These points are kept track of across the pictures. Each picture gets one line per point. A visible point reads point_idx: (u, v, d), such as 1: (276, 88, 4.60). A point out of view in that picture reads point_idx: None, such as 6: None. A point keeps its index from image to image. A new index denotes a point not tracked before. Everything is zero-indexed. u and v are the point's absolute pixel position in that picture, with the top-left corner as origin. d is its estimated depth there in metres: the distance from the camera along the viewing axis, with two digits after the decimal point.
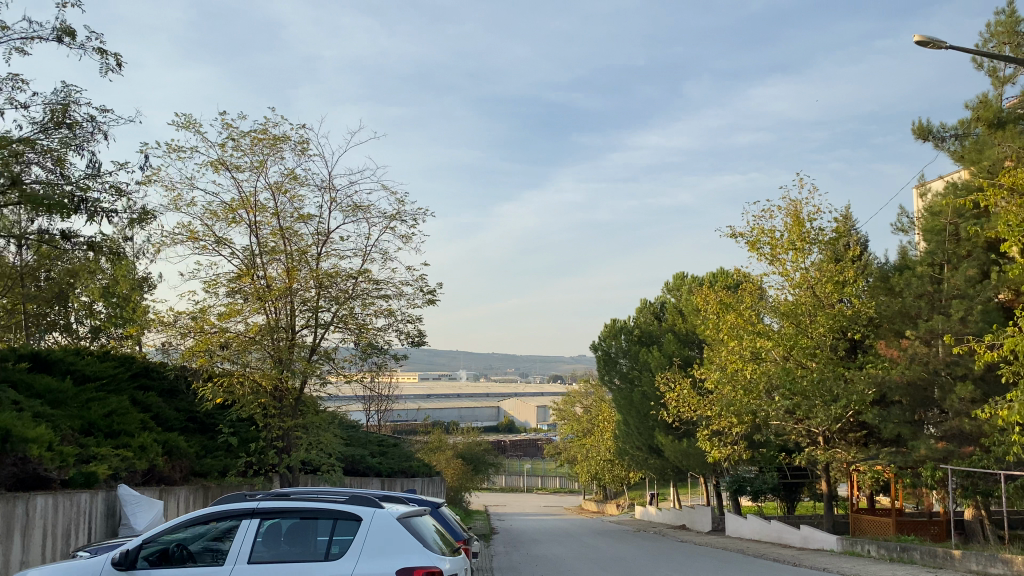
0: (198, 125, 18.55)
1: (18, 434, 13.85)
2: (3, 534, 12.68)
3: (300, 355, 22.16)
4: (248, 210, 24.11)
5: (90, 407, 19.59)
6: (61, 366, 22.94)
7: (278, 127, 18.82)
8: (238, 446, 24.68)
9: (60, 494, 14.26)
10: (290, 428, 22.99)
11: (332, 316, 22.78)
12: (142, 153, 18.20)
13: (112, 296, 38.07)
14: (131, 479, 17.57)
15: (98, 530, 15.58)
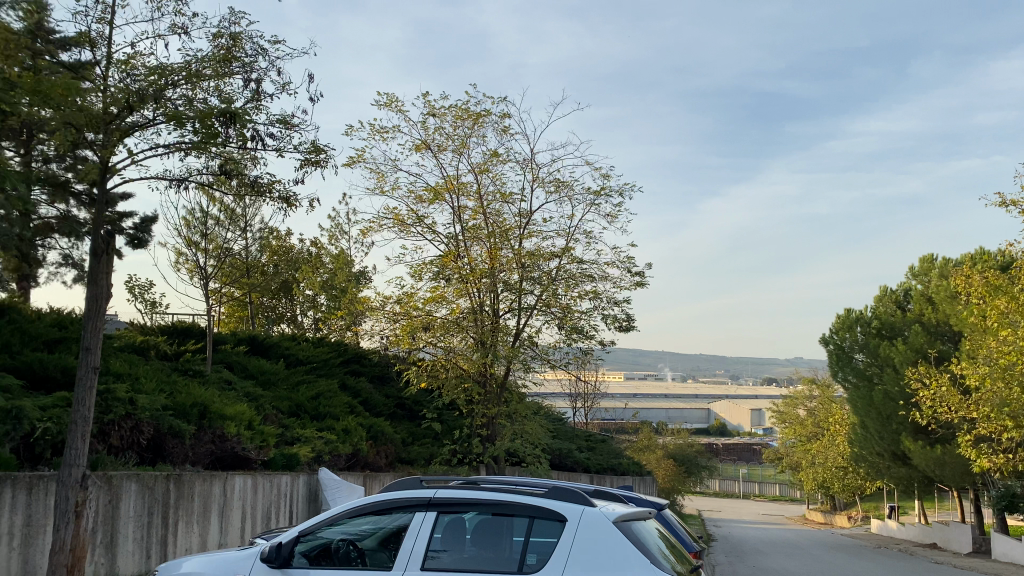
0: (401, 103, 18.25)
1: (216, 410, 13.00)
2: (199, 515, 11.79)
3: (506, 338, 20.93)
4: (452, 191, 23.09)
5: (298, 390, 19.23)
6: (276, 351, 23.10)
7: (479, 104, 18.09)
8: (444, 434, 23.80)
9: (261, 476, 13.43)
10: (495, 414, 21.77)
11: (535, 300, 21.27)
12: (348, 135, 18.29)
13: (330, 288, 39.32)
14: (335, 463, 16.83)
15: (300, 515, 14.87)
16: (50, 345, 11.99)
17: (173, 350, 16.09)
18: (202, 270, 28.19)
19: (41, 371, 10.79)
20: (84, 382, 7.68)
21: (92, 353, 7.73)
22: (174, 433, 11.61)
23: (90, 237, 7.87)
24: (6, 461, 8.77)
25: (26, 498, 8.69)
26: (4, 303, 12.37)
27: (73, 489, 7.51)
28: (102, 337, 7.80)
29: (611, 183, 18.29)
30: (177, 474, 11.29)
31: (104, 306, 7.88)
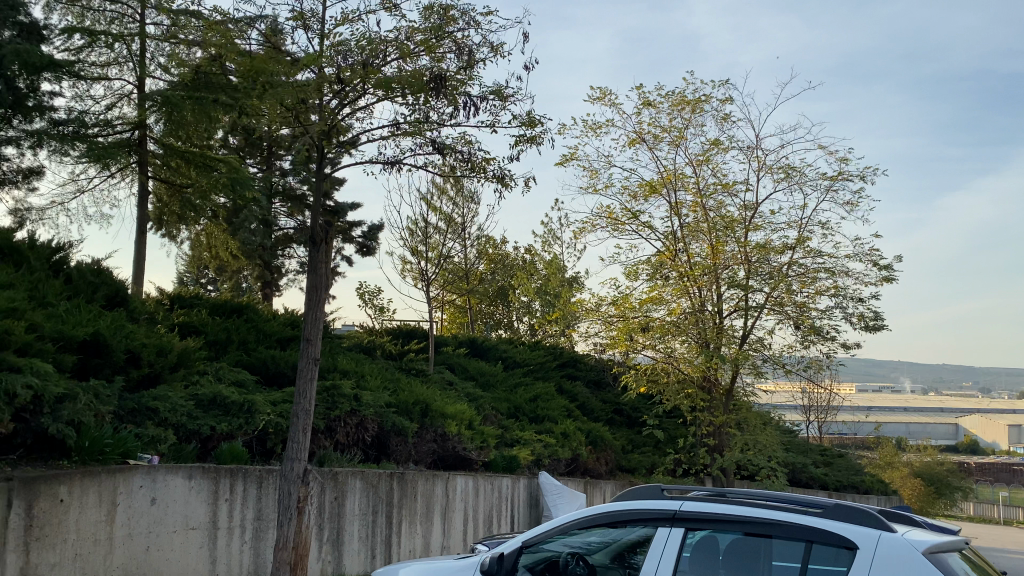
0: (615, 98, 17.70)
1: (437, 408, 12.73)
2: (423, 516, 11.56)
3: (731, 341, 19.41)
4: (669, 184, 21.88)
5: (516, 392, 18.85)
6: (494, 353, 23.03)
7: (698, 91, 17.29)
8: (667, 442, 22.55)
9: (482, 478, 13.04)
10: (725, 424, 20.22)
11: (765, 297, 19.55)
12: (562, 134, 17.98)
13: (547, 294, 39.29)
14: (555, 468, 16.20)
15: (521, 520, 14.39)
16: (282, 342, 12.29)
17: (396, 350, 16.24)
18: (423, 276, 28.93)
19: (273, 368, 10.98)
20: (305, 374, 7.49)
21: (311, 344, 7.52)
22: (397, 431, 11.51)
23: (309, 226, 7.66)
24: (238, 454, 8.83)
25: (257, 491, 8.70)
26: (242, 303, 12.89)
27: (296, 483, 7.30)
28: (321, 327, 7.58)
29: (850, 166, 16.91)
30: (401, 473, 11.10)
31: (323, 294, 7.67)
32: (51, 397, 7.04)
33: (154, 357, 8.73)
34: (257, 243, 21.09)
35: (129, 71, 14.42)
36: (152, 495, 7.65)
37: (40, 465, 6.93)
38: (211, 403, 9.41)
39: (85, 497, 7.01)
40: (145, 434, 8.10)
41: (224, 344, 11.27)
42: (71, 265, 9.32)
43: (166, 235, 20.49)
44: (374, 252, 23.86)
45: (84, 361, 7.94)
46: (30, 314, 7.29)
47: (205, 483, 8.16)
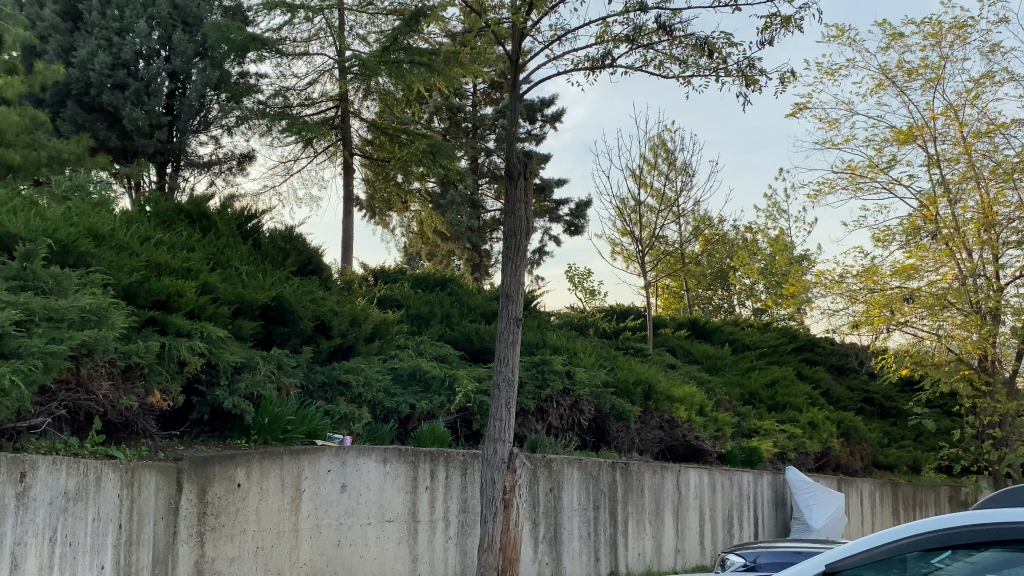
0: (850, 33, 13.77)
1: (663, 391, 10.97)
2: (651, 513, 9.93)
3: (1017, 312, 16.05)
4: (926, 133, 18.73)
5: (750, 376, 16.55)
6: (720, 336, 20.74)
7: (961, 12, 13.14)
8: (932, 436, 19.22)
9: (716, 471, 11.19)
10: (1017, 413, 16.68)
11: None
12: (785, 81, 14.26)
13: (771, 274, 36.06)
14: (802, 463, 13.95)
15: (765, 522, 12.34)
16: (487, 317, 11.13)
17: (612, 329, 14.68)
18: (636, 258, 27.11)
19: (479, 344, 9.78)
20: (506, 337, 6.11)
21: (512, 301, 6.10)
22: (618, 415, 9.94)
23: (504, 160, 6.17)
24: (440, 436, 7.68)
25: (461, 480, 7.50)
26: (445, 277, 11.89)
27: (502, 471, 5.92)
28: (523, 281, 6.15)
29: None
30: (624, 463, 9.57)
31: (524, 239, 6.19)
32: (227, 366, 6.19)
33: (346, 326, 7.79)
34: (465, 226, 20.36)
35: (329, 43, 13.98)
36: (343, 481, 6.61)
37: (216, 444, 6.06)
38: (409, 380, 8.36)
39: (266, 481, 6.04)
40: (336, 411, 7.12)
41: (425, 319, 10.26)
42: (263, 232, 8.61)
43: (377, 223, 20.33)
44: (583, 231, 22.49)
45: (268, 330, 7.09)
46: (206, 275, 6.49)
47: (403, 470, 7.04)
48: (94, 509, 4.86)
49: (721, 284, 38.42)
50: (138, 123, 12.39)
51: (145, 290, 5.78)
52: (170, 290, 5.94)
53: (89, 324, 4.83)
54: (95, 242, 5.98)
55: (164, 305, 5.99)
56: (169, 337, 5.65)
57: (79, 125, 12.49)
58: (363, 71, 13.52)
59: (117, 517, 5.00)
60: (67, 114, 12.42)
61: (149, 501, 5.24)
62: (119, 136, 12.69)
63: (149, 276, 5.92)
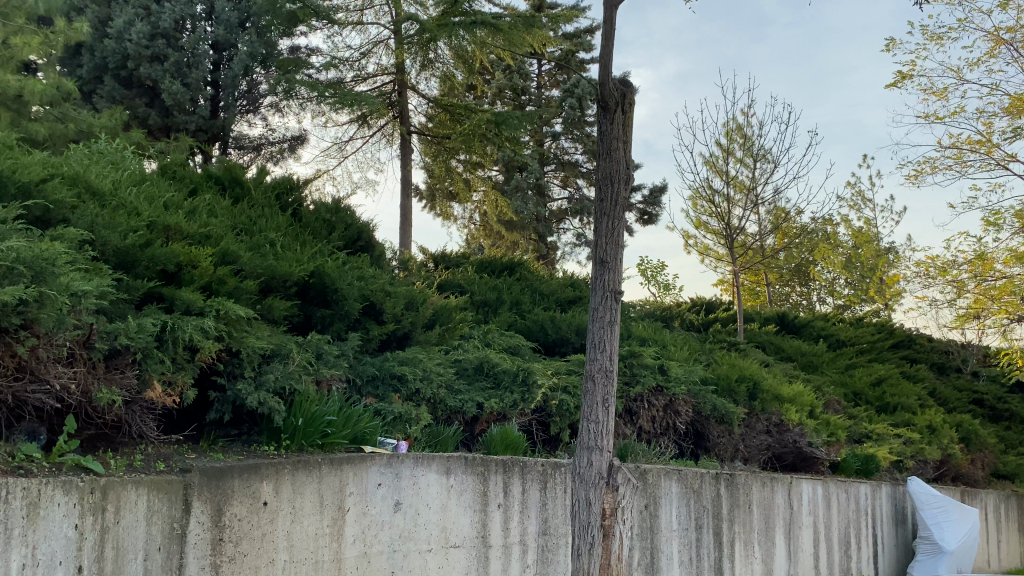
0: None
1: (770, 389, 9.43)
2: (759, 533, 8.46)
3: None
4: None
5: (854, 374, 14.79)
6: (812, 331, 18.91)
7: None
8: None
9: (831, 482, 9.63)
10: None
11: None
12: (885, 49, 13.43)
13: (855, 268, 33.82)
14: (921, 473, 12.23)
15: (885, 540, 10.69)
16: (563, 304, 9.75)
17: (699, 321, 13.13)
18: (713, 251, 25.37)
19: (555, 335, 8.39)
20: (601, 315, 4.70)
21: (610, 271, 4.70)
22: (720, 417, 8.47)
23: (596, 88, 4.75)
24: (514, 441, 6.36)
25: (540, 495, 6.18)
26: (515, 261, 10.54)
27: (600, 490, 4.52)
28: (623, 244, 4.73)
29: None
30: (730, 474, 8.14)
31: (624, 190, 4.76)
32: (253, 353, 4.97)
33: (401, 309, 6.52)
34: (531, 216, 19.03)
35: (384, 12, 12.79)
36: (397, 498, 5.33)
37: (238, 451, 4.84)
38: (476, 375, 7.06)
39: (301, 500, 4.81)
40: (389, 411, 5.84)
41: (493, 306, 8.94)
42: (307, 202, 7.42)
43: (438, 214, 19.14)
44: (658, 219, 20.92)
45: (307, 312, 5.87)
46: (229, 243, 5.29)
47: (472, 484, 5.75)
48: (35, 549, 3.61)
49: (800, 280, 36.28)
50: (178, 98, 11.47)
51: (146, 258, 4.57)
52: (181, 259, 4.77)
53: (23, 278, 3.62)
54: (92, 200, 4.86)
55: (174, 278, 4.83)
56: (175, 315, 4.47)
57: (117, 102, 11.64)
58: (421, 36, 12.26)
59: (78, 554, 3.75)
60: (105, 90, 11.57)
61: (131, 527, 4.00)
62: (159, 113, 11.78)
63: (154, 240, 4.74)
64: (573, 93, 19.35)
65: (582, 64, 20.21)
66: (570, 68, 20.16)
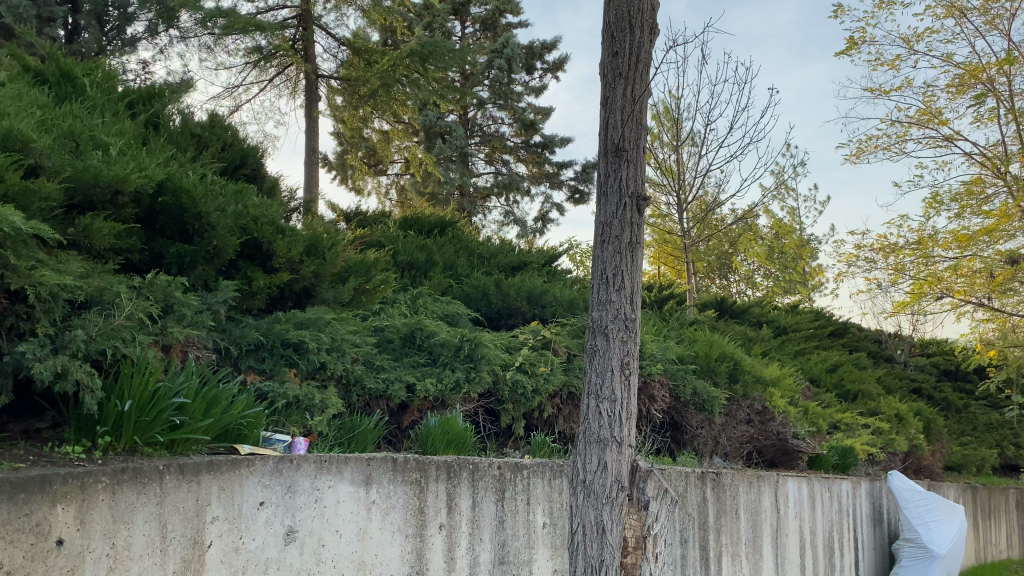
0: None
1: (751, 371, 7.96)
2: (747, 543, 6.97)
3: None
4: (997, 74, 15.57)
5: (808, 360, 13.58)
6: (753, 316, 17.71)
7: None
8: (986, 434, 16.95)
9: (815, 478, 8.28)
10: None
11: None
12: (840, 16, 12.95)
13: (776, 259, 33.20)
14: (889, 466, 11.05)
15: (864, 544, 9.42)
16: (508, 269, 8.02)
17: (652, 300, 11.63)
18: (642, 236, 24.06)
19: (502, 303, 6.65)
20: (615, 234, 2.99)
21: (629, 164, 3.00)
22: (700, 404, 6.93)
23: None
24: (459, 436, 4.62)
25: (496, 511, 4.44)
26: (446, 220, 8.74)
27: (619, 507, 2.87)
28: (646, 123, 3.04)
29: None
30: (716, 473, 6.59)
31: (650, 40, 3.09)
32: (54, 297, 3.09)
33: (299, 253, 4.69)
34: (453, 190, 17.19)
35: None
36: (290, 523, 3.50)
37: (17, 454, 2.94)
38: (403, 349, 5.28)
39: (126, 534, 2.94)
40: (279, 394, 4.01)
41: (423, 269, 7.14)
42: (174, 114, 5.48)
43: (350, 186, 17.08)
44: (590, 198, 19.44)
45: (157, 249, 3.99)
46: (21, 126, 3.38)
47: (403, 497, 3.97)
48: None
49: (722, 272, 35.52)
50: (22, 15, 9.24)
51: None
52: None
53: None
54: None
55: None
56: None
57: None
58: None
59: None
60: None
61: None
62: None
63: None
64: (500, 55, 17.65)
65: (509, 26, 18.56)
66: (497, 30, 18.48)
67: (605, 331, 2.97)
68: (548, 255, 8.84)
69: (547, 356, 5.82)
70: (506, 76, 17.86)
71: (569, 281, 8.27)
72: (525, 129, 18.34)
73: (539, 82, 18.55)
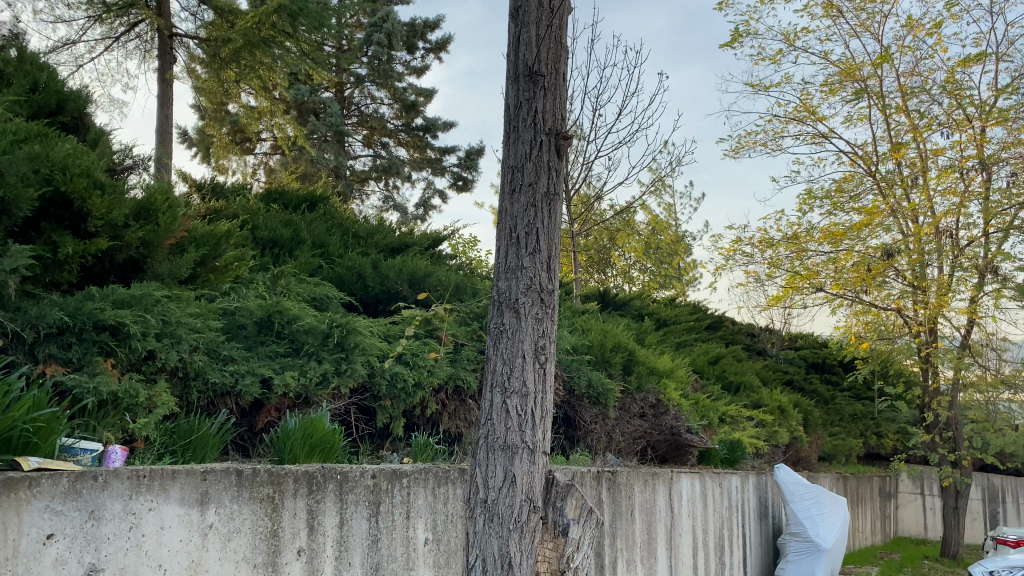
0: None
1: (645, 362, 7.53)
2: (641, 546, 6.50)
3: (996, 263, 13.77)
4: (869, 74, 15.99)
5: (692, 351, 13.44)
6: (636, 308, 17.53)
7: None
8: (852, 424, 17.48)
9: (706, 473, 7.96)
10: (987, 400, 13.98)
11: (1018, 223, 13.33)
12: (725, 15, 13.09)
13: (653, 254, 33.61)
14: (772, 458, 10.98)
15: (751, 539, 9.21)
16: (387, 250, 7.25)
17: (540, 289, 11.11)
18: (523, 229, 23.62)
19: (379, 286, 5.88)
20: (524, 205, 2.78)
21: (539, 132, 2.81)
22: (595, 398, 6.41)
23: None
24: (325, 440, 3.86)
25: (369, 530, 3.71)
26: (318, 195, 7.86)
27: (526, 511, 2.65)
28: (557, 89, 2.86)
29: None
30: (611, 472, 6.07)
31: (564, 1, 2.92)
32: None
33: (124, 217, 3.80)
34: (328, 172, 16.13)
35: None
36: (91, 560, 2.67)
37: None
38: (258, 336, 4.44)
39: None
40: (87, 391, 3.13)
41: (288, 248, 6.27)
42: None
43: (213, 164, 15.72)
44: (472, 186, 18.79)
45: None
46: None
47: (250, 518, 3.19)
48: None
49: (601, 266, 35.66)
50: None
51: None
52: None
53: None
54: None
55: None
56: None
57: None
58: None
59: None
60: None
61: None
62: None
63: None
64: (379, 29, 16.70)
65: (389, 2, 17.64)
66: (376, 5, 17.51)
67: (515, 301, 2.75)
68: (430, 237, 8.12)
69: (431, 346, 5.11)
70: (386, 53, 16.95)
71: (454, 265, 7.59)
72: (406, 111, 17.47)
73: (421, 62, 17.72)
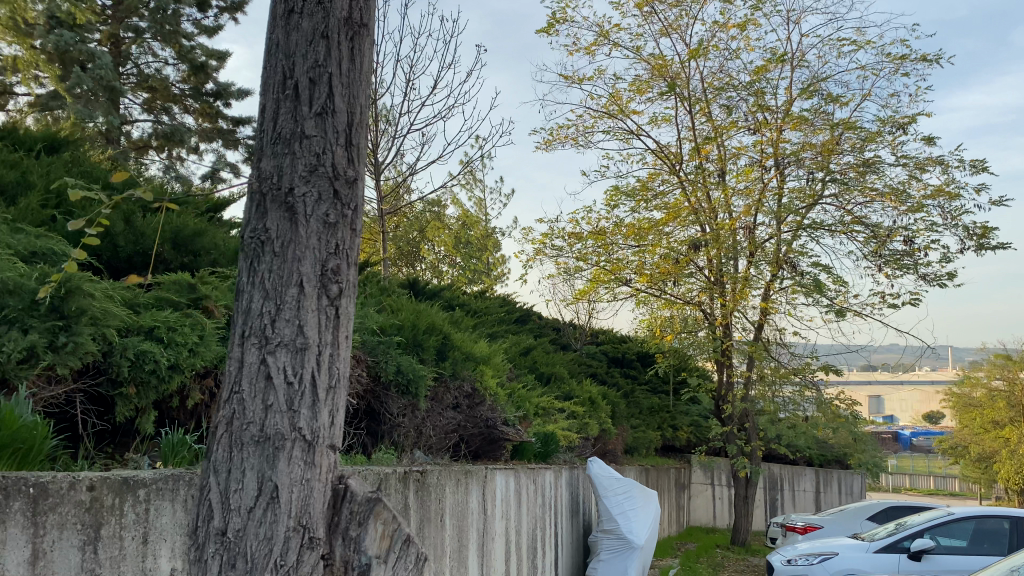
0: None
1: (459, 347, 6.75)
2: (451, 554, 5.68)
3: (790, 259, 14.37)
4: (677, 72, 16.28)
5: (502, 341, 12.88)
6: (444, 298, 16.78)
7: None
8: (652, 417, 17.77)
9: (521, 469, 7.31)
10: (775, 391, 14.60)
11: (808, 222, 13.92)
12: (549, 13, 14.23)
13: (464, 248, 33.08)
14: (583, 451, 10.60)
15: (563, 538, 8.69)
16: (150, 208, 5.95)
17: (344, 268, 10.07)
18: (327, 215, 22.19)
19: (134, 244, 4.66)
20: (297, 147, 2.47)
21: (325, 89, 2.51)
22: (403, 386, 5.53)
23: None
24: (20, 442, 2.71)
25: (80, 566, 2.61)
26: (64, 140, 6.38)
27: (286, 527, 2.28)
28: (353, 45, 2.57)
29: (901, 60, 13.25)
30: (420, 471, 5.20)
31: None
32: None
33: None
34: (96, 134, 13.98)
35: None
36: None
37: None
38: None
39: None
40: None
41: (10, 194, 4.86)
42: None
43: None
44: None
45: None
46: None
47: None
48: None
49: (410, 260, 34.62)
50: None
51: None
52: None
53: None
54: None
55: None
56: None
57: None
58: None
59: None
60: None
61: None
62: None
63: None
64: None
65: None
66: None
67: (287, 194, 2.43)
68: (210, 200, 6.87)
69: (197, 320, 4.00)
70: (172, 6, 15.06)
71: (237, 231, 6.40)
72: (195, 73, 15.64)
73: (214, 21, 15.95)
